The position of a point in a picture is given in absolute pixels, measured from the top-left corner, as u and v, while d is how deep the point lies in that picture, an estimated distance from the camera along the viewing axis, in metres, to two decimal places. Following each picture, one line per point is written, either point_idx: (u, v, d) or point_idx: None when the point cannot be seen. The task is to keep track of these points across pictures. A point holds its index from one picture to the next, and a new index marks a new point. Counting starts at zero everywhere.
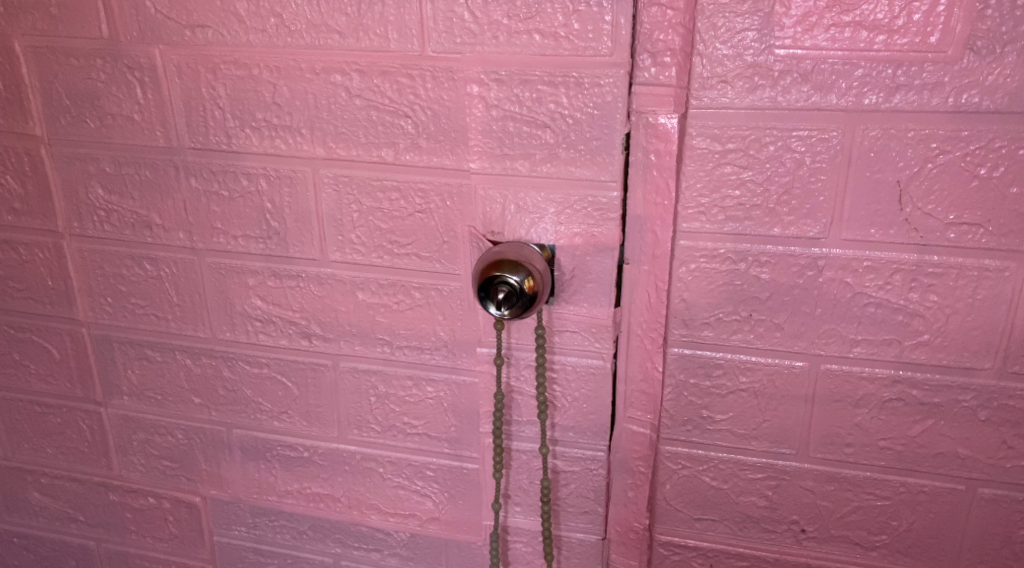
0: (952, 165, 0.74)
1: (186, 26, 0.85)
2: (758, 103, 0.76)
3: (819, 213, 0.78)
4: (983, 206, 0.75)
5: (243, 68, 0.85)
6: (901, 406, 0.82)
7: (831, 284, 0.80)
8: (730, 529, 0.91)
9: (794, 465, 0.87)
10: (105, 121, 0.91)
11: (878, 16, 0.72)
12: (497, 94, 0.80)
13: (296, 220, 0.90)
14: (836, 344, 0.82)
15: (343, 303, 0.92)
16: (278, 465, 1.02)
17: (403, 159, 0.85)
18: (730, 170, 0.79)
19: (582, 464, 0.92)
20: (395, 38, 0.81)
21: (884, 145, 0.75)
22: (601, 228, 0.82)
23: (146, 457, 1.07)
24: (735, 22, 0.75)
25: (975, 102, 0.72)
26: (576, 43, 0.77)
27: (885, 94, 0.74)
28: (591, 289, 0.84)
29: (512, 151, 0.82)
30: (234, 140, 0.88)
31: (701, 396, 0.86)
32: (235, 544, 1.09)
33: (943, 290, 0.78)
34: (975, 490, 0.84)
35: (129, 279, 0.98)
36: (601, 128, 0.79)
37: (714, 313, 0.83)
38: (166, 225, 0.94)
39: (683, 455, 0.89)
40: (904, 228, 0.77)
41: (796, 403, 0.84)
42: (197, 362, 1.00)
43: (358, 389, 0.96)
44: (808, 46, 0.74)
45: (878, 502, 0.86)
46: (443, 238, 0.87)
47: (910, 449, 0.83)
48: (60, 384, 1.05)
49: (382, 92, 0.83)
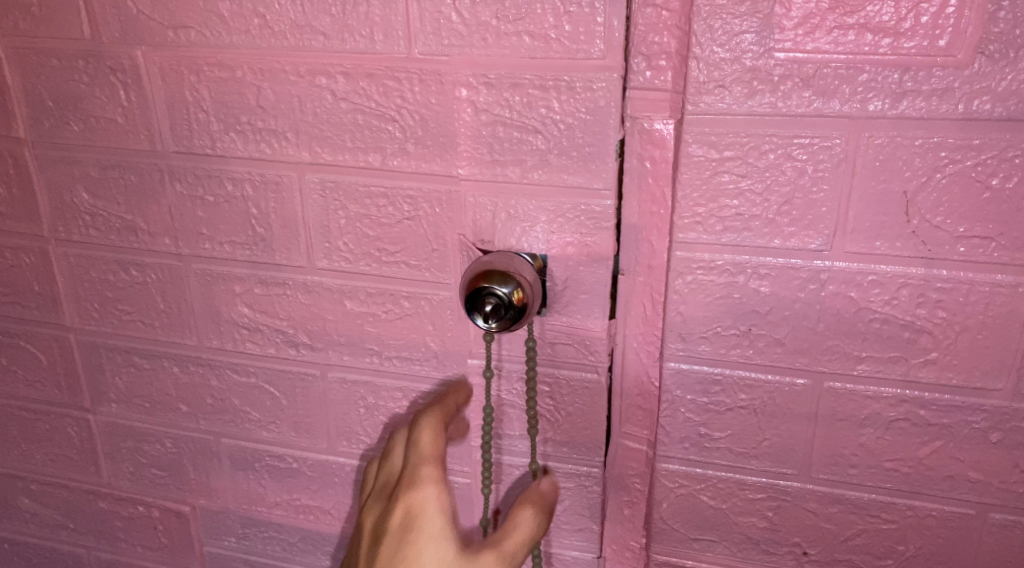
0: (962, 175, 0.70)
1: (169, 26, 0.82)
2: (758, 110, 0.73)
3: (821, 224, 0.74)
4: (996, 218, 0.71)
5: (227, 70, 0.83)
6: (909, 427, 0.78)
7: (834, 299, 0.76)
8: (728, 550, 0.87)
9: (796, 485, 0.83)
10: (89, 123, 0.89)
11: (884, 18, 0.68)
12: (486, 99, 0.77)
13: (282, 226, 0.87)
14: (840, 361, 0.78)
15: (330, 311, 0.89)
16: (267, 475, 1.00)
17: (389, 164, 0.82)
18: (728, 179, 0.75)
19: (577, 480, 0.89)
20: (381, 39, 0.78)
21: (890, 153, 0.71)
22: (594, 238, 0.79)
23: (134, 464, 1.05)
24: (733, 24, 0.71)
25: (987, 108, 0.68)
26: (567, 46, 0.74)
27: (891, 100, 0.70)
28: (584, 300, 0.81)
29: (502, 156, 0.79)
30: (219, 143, 0.86)
31: (699, 413, 0.83)
32: (225, 554, 1.07)
33: (952, 307, 0.74)
34: (987, 515, 0.80)
35: (115, 285, 0.95)
36: (593, 134, 0.76)
37: (712, 327, 0.80)
38: (152, 230, 0.92)
39: (680, 473, 0.86)
40: (910, 241, 0.73)
41: (798, 422, 0.81)
42: (184, 370, 0.97)
43: (347, 400, 0.93)
44: (810, 50, 0.70)
45: (884, 526, 0.82)
46: (433, 246, 0.84)
47: (917, 471, 0.80)
48: (49, 391, 1.04)
49: (368, 95, 0.80)
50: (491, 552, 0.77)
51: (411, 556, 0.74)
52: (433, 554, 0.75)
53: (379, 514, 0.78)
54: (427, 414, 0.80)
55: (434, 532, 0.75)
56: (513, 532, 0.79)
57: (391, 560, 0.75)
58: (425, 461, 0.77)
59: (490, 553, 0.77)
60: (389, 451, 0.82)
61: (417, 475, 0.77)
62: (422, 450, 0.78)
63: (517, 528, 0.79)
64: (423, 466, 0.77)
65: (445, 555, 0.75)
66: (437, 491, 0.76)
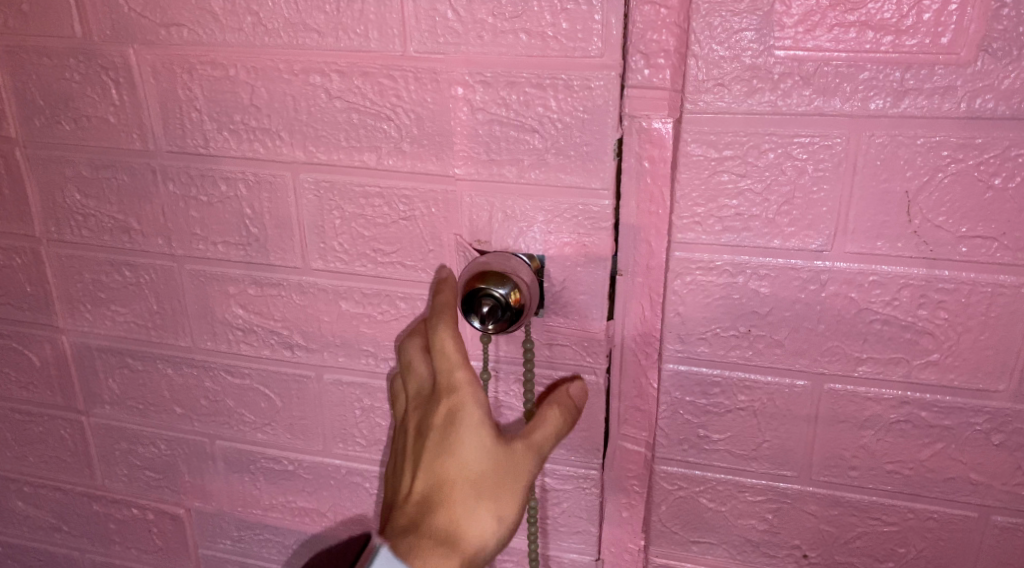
0: (964, 174, 0.69)
1: (161, 24, 0.81)
2: (757, 108, 0.72)
3: (822, 224, 0.73)
4: (998, 218, 0.70)
5: (220, 68, 0.82)
6: (910, 429, 0.78)
7: (834, 300, 0.75)
8: (728, 553, 0.87)
9: (796, 488, 0.82)
10: (80, 123, 0.88)
11: (885, 15, 0.67)
12: (483, 97, 0.76)
13: (276, 226, 0.86)
14: (840, 362, 0.77)
15: (325, 312, 0.88)
16: (262, 478, 0.99)
17: (384, 163, 0.81)
18: (728, 178, 0.74)
19: (575, 482, 0.88)
20: (376, 37, 0.77)
21: (891, 152, 0.70)
22: (592, 238, 0.78)
23: (128, 467, 1.04)
24: (732, 21, 0.70)
25: (990, 107, 0.67)
26: (565, 44, 0.73)
27: (893, 99, 0.69)
28: (581, 301, 0.80)
29: (499, 156, 0.78)
30: (212, 143, 0.85)
31: (697, 415, 0.82)
32: (220, 557, 1.06)
33: (954, 308, 0.73)
34: (988, 517, 0.79)
35: (108, 286, 0.94)
36: (591, 134, 0.75)
37: (711, 327, 0.79)
38: (145, 231, 0.91)
39: (679, 475, 0.85)
40: (912, 241, 0.72)
41: (798, 424, 0.80)
42: (178, 371, 0.96)
43: (342, 401, 0.92)
44: (811, 48, 0.69)
45: (885, 528, 0.82)
46: (429, 247, 0.83)
47: (918, 473, 0.79)
48: (42, 392, 1.03)
49: (363, 94, 0.79)
50: (527, 442, 0.71)
51: (452, 451, 0.69)
52: (473, 446, 0.69)
53: (418, 417, 0.74)
54: (447, 316, 0.74)
55: (472, 430, 0.69)
56: (545, 425, 0.73)
57: (432, 456, 0.70)
58: (455, 367, 0.71)
59: (525, 445, 0.71)
60: (409, 361, 0.77)
61: (450, 380, 0.71)
62: (449, 355, 0.72)
63: (547, 420, 0.73)
64: (455, 369, 0.71)
65: (485, 447, 0.69)
66: (473, 392, 0.70)
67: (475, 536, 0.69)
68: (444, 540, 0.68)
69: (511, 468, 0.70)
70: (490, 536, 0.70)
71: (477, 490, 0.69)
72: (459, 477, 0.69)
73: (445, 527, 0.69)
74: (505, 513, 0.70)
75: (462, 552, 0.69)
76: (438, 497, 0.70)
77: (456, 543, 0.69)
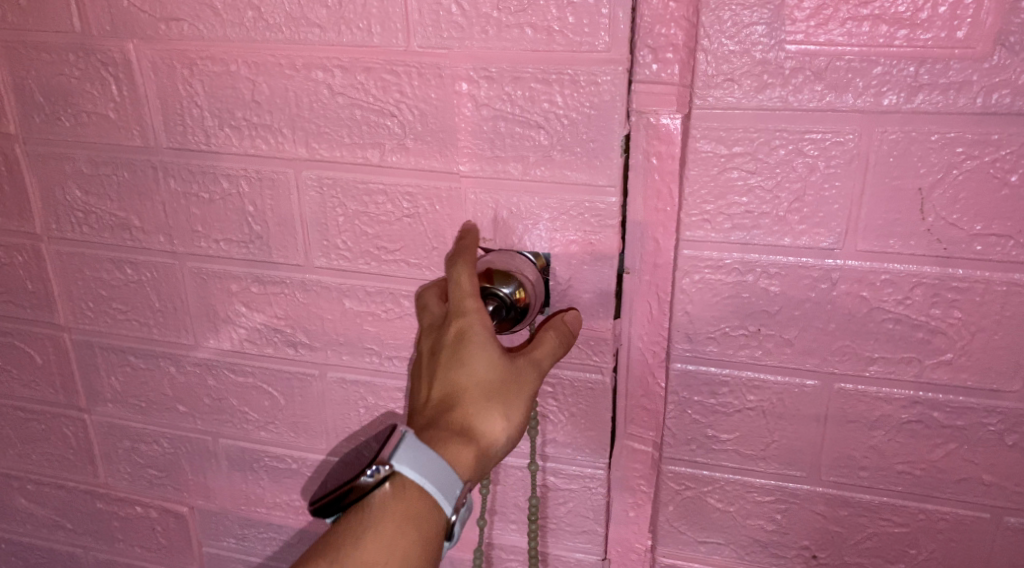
0: (979, 171, 0.68)
1: (160, 19, 0.80)
2: (768, 103, 0.70)
3: (833, 222, 0.72)
4: (1014, 216, 0.68)
5: (221, 64, 0.80)
6: (921, 429, 0.76)
7: (845, 299, 0.74)
8: (735, 553, 0.86)
9: (805, 488, 0.81)
10: (80, 118, 0.87)
11: (900, 9, 0.66)
12: (487, 93, 0.75)
13: (278, 223, 0.85)
14: (851, 362, 0.76)
15: (329, 310, 0.87)
16: (266, 476, 0.98)
17: (388, 160, 0.80)
18: (737, 175, 0.73)
19: (580, 481, 0.87)
20: (378, 31, 0.75)
21: (904, 148, 0.69)
22: (599, 236, 0.77)
23: (131, 465, 1.03)
24: (742, 15, 0.68)
25: (1006, 102, 0.66)
26: (571, 38, 0.72)
27: (907, 94, 0.67)
28: (588, 300, 0.79)
29: (504, 152, 0.77)
30: (212, 139, 0.84)
31: (705, 415, 0.81)
32: (223, 555, 1.05)
33: (967, 307, 0.72)
34: (1001, 519, 0.78)
35: (109, 283, 0.93)
36: (598, 130, 0.73)
37: (719, 326, 0.78)
38: (146, 228, 0.90)
39: (686, 475, 0.84)
40: (925, 239, 0.71)
41: (807, 424, 0.79)
42: (181, 370, 0.96)
43: (346, 400, 0.91)
44: (822, 42, 0.68)
45: (895, 529, 0.80)
46: (432, 244, 0.82)
47: (930, 474, 0.78)
48: (44, 390, 1.02)
49: (366, 89, 0.78)
50: (530, 356, 0.70)
51: (461, 365, 0.67)
52: (480, 352, 0.67)
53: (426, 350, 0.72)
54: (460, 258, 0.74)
55: (480, 346, 0.67)
56: (545, 345, 0.72)
57: (441, 368, 0.68)
58: (464, 296, 0.70)
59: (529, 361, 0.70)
60: (423, 306, 0.76)
61: (458, 307, 0.70)
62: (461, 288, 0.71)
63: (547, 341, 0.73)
64: (464, 297, 0.70)
65: (492, 353, 0.67)
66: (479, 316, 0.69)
67: (487, 436, 0.67)
68: (456, 439, 0.66)
69: (518, 375, 0.68)
70: (500, 435, 0.67)
71: (487, 395, 0.67)
72: (468, 383, 0.67)
73: (457, 430, 0.66)
74: (515, 415, 0.68)
75: (475, 450, 0.66)
76: (449, 405, 0.67)
77: (469, 443, 0.66)
